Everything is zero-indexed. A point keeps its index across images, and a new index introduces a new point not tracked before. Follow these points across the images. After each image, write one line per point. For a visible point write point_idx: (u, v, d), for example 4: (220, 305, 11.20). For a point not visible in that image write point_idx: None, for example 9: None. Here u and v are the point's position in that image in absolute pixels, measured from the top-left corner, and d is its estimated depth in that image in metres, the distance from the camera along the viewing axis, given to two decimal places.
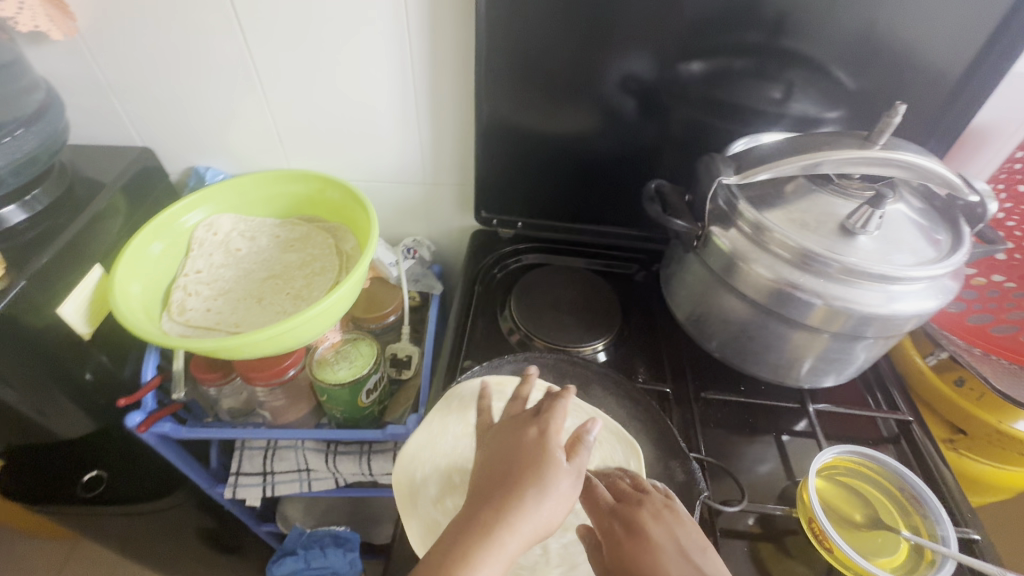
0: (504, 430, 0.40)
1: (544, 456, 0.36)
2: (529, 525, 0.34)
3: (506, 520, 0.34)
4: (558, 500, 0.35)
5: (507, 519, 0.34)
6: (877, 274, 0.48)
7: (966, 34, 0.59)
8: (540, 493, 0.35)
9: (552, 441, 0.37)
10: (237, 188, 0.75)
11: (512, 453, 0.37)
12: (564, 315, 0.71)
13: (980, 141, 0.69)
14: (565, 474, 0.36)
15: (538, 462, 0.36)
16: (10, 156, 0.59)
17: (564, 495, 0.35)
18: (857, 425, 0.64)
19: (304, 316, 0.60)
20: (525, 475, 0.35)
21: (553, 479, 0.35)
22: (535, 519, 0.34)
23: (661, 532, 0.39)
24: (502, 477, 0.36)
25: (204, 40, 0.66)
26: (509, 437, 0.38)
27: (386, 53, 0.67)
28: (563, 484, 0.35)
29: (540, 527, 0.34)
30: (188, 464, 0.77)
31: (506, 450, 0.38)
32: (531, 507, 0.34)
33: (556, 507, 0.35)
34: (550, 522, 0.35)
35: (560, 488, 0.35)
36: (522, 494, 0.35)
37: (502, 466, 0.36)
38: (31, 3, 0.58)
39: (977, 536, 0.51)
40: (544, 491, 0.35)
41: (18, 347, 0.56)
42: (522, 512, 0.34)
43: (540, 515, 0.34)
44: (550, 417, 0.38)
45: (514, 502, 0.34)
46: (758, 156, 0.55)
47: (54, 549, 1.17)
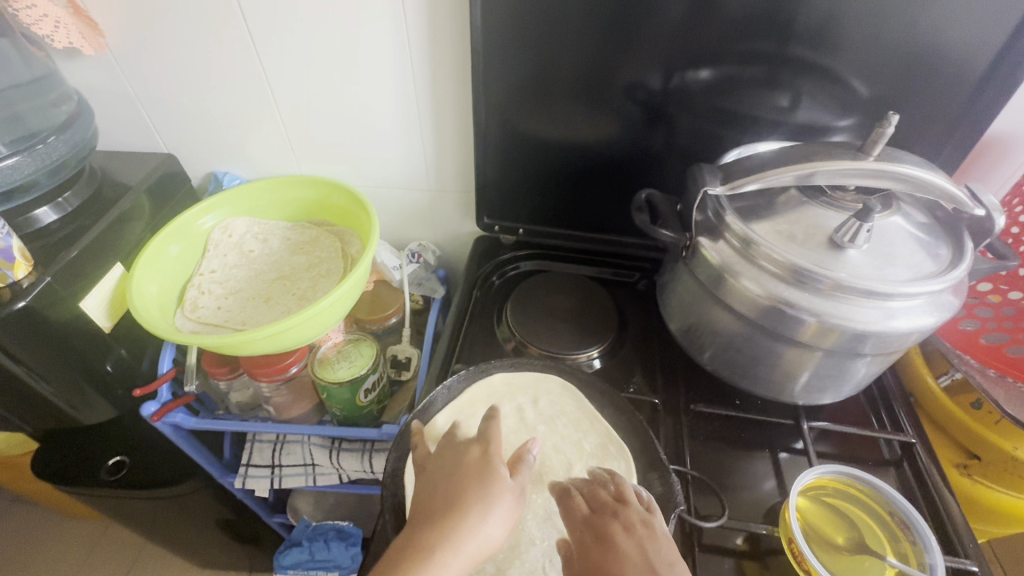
0: (451, 457, 0.45)
1: (488, 475, 0.42)
2: (474, 541, 0.38)
3: (452, 538, 0.38)
4: (501, 517, 0.40)
5: (454, 537, 0.38)
6: (868, 290, 0.46)
7: (983, 40, 0.56)
8: (484, 510, 0.40)
9: (495, 459, 0.43)
10: (251, 193, 0.79)
11: (459, 475, 0.42)
12: (559, 322, 0.71)
13: (1002, 152, 0.66)
14: (508, 492, 0.41)
15: (482, 481, 0.41)
16: (42, 163, 0.64)
17: (506, 512, 0.40)
18: (859, 446, 0.61)
19: (303, 316, 0.62)
20: (470, 493, 0.40)
21: (495, 496, 0.40)
22: (479, 535, 0.39)
23: (632, 545, 0.40)
24: (450, 496, 0.40)
25: (222, 53, 0.70)
26: (456, 459, 0.44)
27: (391, 62, 0.69)
28: (504, 501, 0.41)
29: (482, 544, 0.38)
30: (201, 454, 0.81)
31: (453, 475, 0.42)
32: (476, 525, 0.39)
33: (497, 523, 0.40)
34: (493, 541, 0.39)
35: (504, 504, 0.41)
36: (467, 514, 0.39)
37: (448, 487, 0.41)
38: (65, 22, 0.63)
39: (975, 568, 0.49)
40: (488, 509, 0.40)
41: (42, 338, 0.60)
42: (467, 529, 0.38)
43: (483, 534, 0.39)
44: (492, 439, 0.45)
45: (461, 518, 0.39)
46: (750, 165, 0.54)
47: (89, 530, 1.25)
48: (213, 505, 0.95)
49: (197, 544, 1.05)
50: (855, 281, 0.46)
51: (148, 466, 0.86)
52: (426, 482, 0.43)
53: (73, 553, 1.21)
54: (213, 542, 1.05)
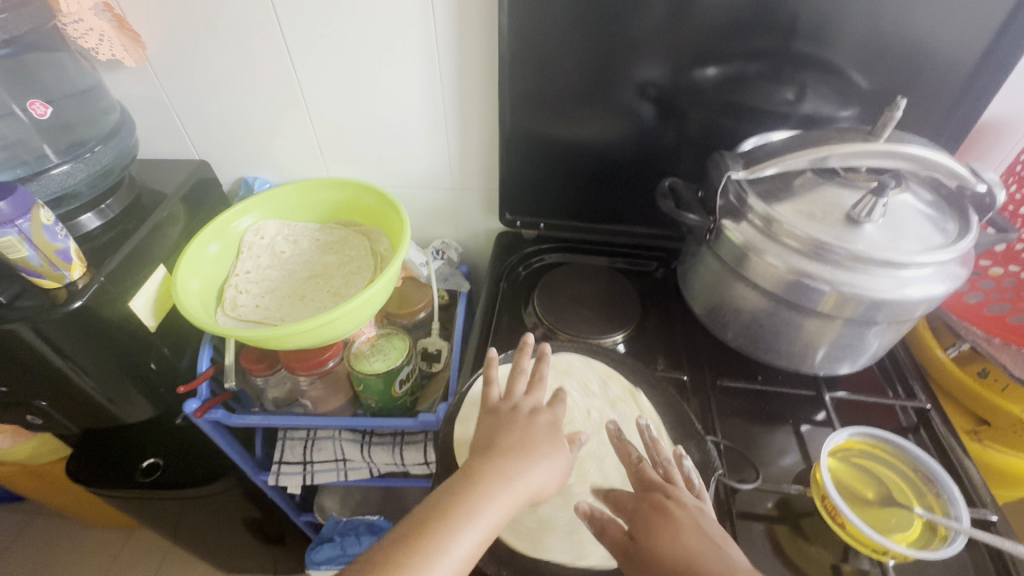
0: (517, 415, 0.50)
1: (557, 438, 0.48)
2: (540, 478, 0.45)
3: (524, 473, 0.44)
4: (558, 471, 0.47)
5: (525, 472, 0.45)
6: (883, 261, 0.50)
7: (975, 30, 0.61)
8: (550, 461, 0.46)
9: (561, 431, 0.49)
10: (282, 196, 0.82)
11: (526, 429, 0.48)
12: (584, 309, 0.75)
13: (995, 136, 0.70)
14: (566, 458, 0.48)
15: (550, 441, 0.47)
16: (91, 170, 0.67)
17: (561, 469, 0.47)
18: (876, 414, 0.65)
19: (344, 308, 0.65)
20: (543, 446, 0.47)
21: (558, 455, 0.47)
22: (542, 481, 0.45)
23: (687, 517, 0.43)
24: (525, 441, 0.47)
25: (256, 63, 0.73)
26: (525, 420, 0.49)
27: (419, 68, 0.72)
28: (562, 462, 0.47)
29: (542, 486, 0.45)
30: (237, 451, 0.83)
31: (521, 427, 0.48)
32: (542, 471, 0.45)
33: (556, 474, 0.46)
34: (548, 487, 0.46)
35: (563, 462, 0.47)
36: (537, 458, 0.46)
37: (521, 434, 0.47)
38: (109, 35, 0.67)
39: (994, 518, 0.52)
40: (551, 461, 0.46)
41: (95, 336, 0.63)
42: (535, 472, 0.45)
43: (546, 476, 0.46)
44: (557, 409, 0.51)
45: (533, 460, 0.45)
46: (767, 152, 0.58)
47: (112, 538, 1.26)
48: (244, 505, 0.96)
49: (225, 546, 1.06)
50: (872, 252, 0.50)
51: (183, 466, 0.87)
52: (493, 427, 0.49)
53: (97, 561, 1.22)
54: (241, 544, 1.06)
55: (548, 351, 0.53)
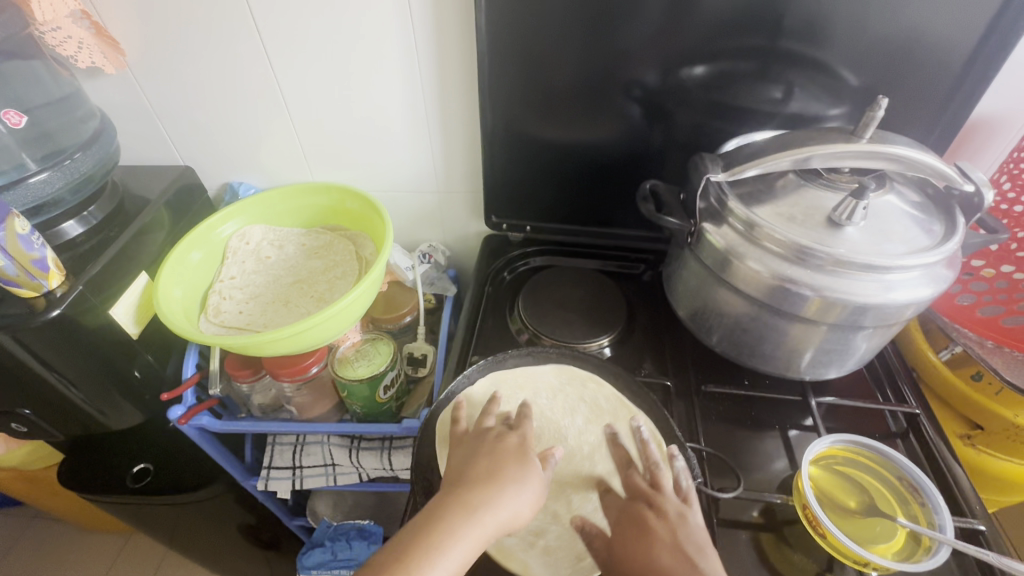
0: (487, 443, 0.51)
1: (525, 460, 0.48)
2: (509, 506, 0.44)
3: (492, 501, 0.44)
4: (532, 498, 0.46)
5: (493, 502, 0.44)
6: (866, 265, 0.49)
7: (965, 25, 0.59)
8: (519, 486, 0.46)
9: (529, 449, 0.50)
10: (267, 201, 0.82)
11: (495, 453, 0.49)
12: (569, 313, 0.74)
13: (988, 133, 0.69)
14: (539, 480, 0.48)
15: (520, 464, 0.47)
16: (70, 178, 0.67)
17: (535, 494, 0.47)
18: (865, 419, 0.63)
19: (324, 315, 0.64)
20: (510, 471, 0.47)
21: (530, 478, 0.47)
22: (513, 507, 0.44)
23: (666, 530, 0.44)
24: (491, 468, 0.47)
25: (238, 68, 0.73)
26: (494, 445, 0.50)
27: (399, 71, 0.72)
28: (535, 485, 0.47)
29: (512, 515, 0.44)
30: (225, 457, 0.83)
31: (491, 455, 0.48)
32: (512, 496, 0.45)
33: (526, 502, 0.46)
34: (521, 516, 0.45)
35: (535, 485, 0.47)
36: (506, 485, 0.45)
37: (489, 462, 0.48)
38: (88, 42, 0.67)
39: (983, 527, 0.51)
40: (522, 486, 0.46)
41: (76, 344, 0.63)
42: (505, 498, 0.44)
43: (516, 504, 0.45)
44: (525, 432, 0.52)
45: (501, 489, 0.45)
46: (748, 153, 0.57)
47: (109, 543, 1.27)
48: (235, 510, 0.96)
49: (219, 551, 1.06)
50: (854, 256, 0.48)
51: (173, 472, 0.87)
52: (462, 459, 0.49)
53: (94, 565, 1.23)
54: (235, 549, 1.06)
55: (499, 395, 0.56)
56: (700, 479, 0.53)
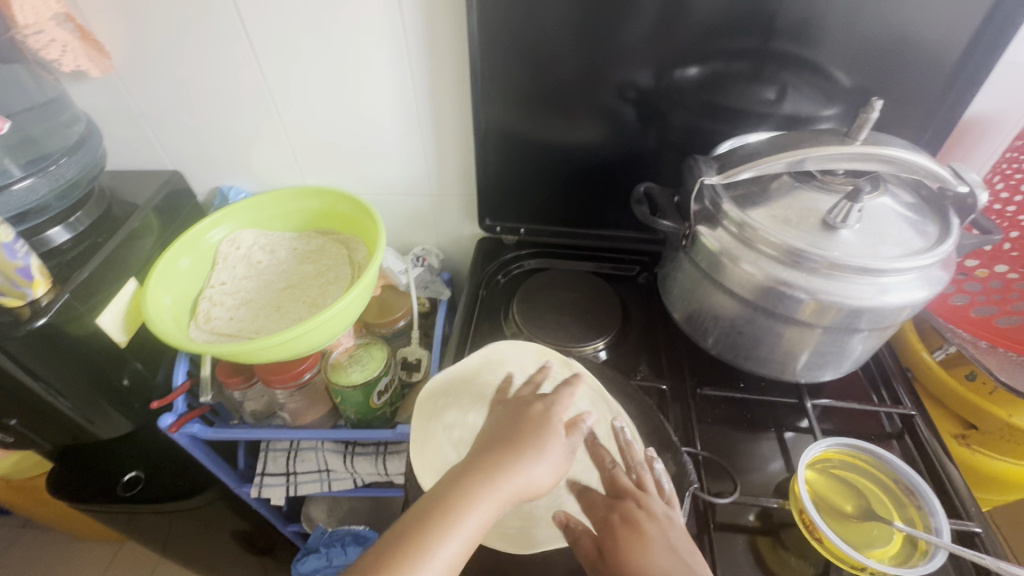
0: (514, 412, 0.49)
1: (548, 428, 0.46)
2: (526, 473, 0.43)
3: (509, 468, 0.42)
4: (553, 465, 0.44)
5: (510, 468, 0.43)
6: (861, 268, 0.48)
7: (958, 25, 0.59)
8: (538, 454, 0.44)
9: (555, 417, 0.47)
10: (258, 206, 0.81)
11: (519, 421, 0.47)
12: (564, 317, 0.73)
13: (981, 134, 0.69)
14: (563, 446, 0.45)
15: (542, 431, 0.45)
16: (55, 184, 0.66)
17: (557, 461, 0.45)
18: (860, 421, 0.63)
19: (316, 320, 0.63)
20: (530, 439, 0.45)
21: (551, 445, 0.45)
22: (531, 473, 0.43)
23: (657, 531, 0.43)
24: (511, 436, 0.45)
25: (227, 69, 0.72)
26: (520, 413, 0.48)
27: (391, 72, 0.71)
28: (557, 452, 0.45)
29: (531, 482, 0.43)
30: (217, 464, 0.82)
31: (513, 422, 0.47)
32: (530, 463, 0.43)
33: (546, 470, 0.44)
34: (541, 483, 0.43)
35: (557, 453, 0.45)
36: (523, 452, 0.44)
37: (510, 429, 0.46)
38: (72, 46, 0.66)
39: (978, 529, 0.51)
40: (543, 453, 0.44)
41: (62, 354, 0.61)
42: (523, 464, 0.43)
43: (534, 473, 0.43)
44: (555, 401, 0.48)
45: (519, 455, 0.43)
46: (742, 155, 0.57)
47: (102, 550, 1.26)
48: (228, 517, 0.95)
49: (213, 559, 1.05)
50: (849, 259, 0.48)
51: (165, 480, 0.86)
52: (489, 426, 0.49)
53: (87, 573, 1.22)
54: (229, 556, 1.05)
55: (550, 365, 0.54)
56: (696, 484, 0.52)
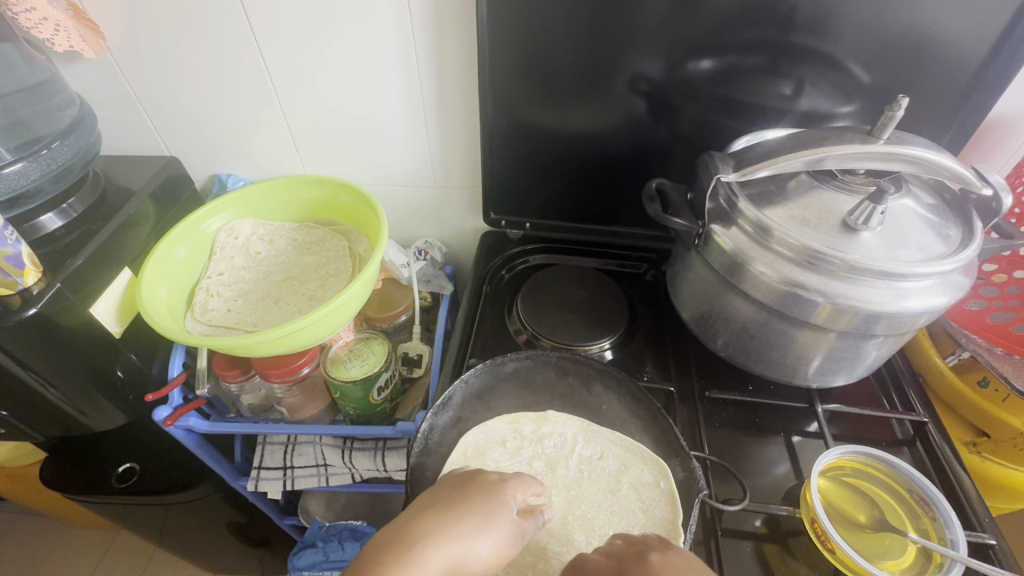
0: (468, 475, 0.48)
1: (496, 499, 0.44)
2: (460, 544, 0.40)
3: (440, 536, 0.40)
4: (493, 539, 0.42)
5: (442, 534, 0.40)
6: (881, 272, 0.47)
7: (986, 21, 0.57)
8: (479, 525, 0.42)
9: (508, 490, 0.46)
10: (257, 195, 0.79)
11: (469, 484, 0.45)
12: (570, 315, 0.72)
13: (1002, 134, 0.67)
14: (511, 525, 0.43)
15: (489, 502, 0.44)
16: (48, 168, 0.64)
17: (498, 538, 0.42)
18: (870, 427, 0.62)
19: (315, 315, 0.61)
20: (476, 507, 0.43)
21: (496, 517, 0.43)
22: (467, 545, 0.40)
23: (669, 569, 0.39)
24: (454, 499, 0.43)
25: (224, 52, 0.70)
26: (473, 475, 0.47)
27: (395, 58, 0.69)
28: (502, 528, 0.43)
29: (464, 555, 0.40)
30: (214, 459, 0.80)
31: (463, 485, 0.45)
32: (469, 534, 0.41)
33: (486, 545, 0.41)
34: (476, 560, 0.40)
35: (501, 527, 0.42)
36: (464, 517, 0.42)
37: (453, 492, 0.44)
38: (65, 25, 0.64)
39: (993, 541, 0.50)
40: (485, 526, 0.42)
41: (52, 346, 0.59)
42: (459, 534, 0.40)
43: (470, 544, 0.40)
44: (517, 479, 0.47)
45: (458, 522, 0.41)
46: (760, 152, 0.55)
47: (96, 537, 1.25)
48: (225, 509, 0.94)
49: (210, 549, 1.04)
50: (869, 262, 0.46)
51: (160, 473, 0.85)
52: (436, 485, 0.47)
53: (83, 560, 1.21)
54: (224, 547, 1.04)
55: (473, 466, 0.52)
56: (706, 490, 0.51)
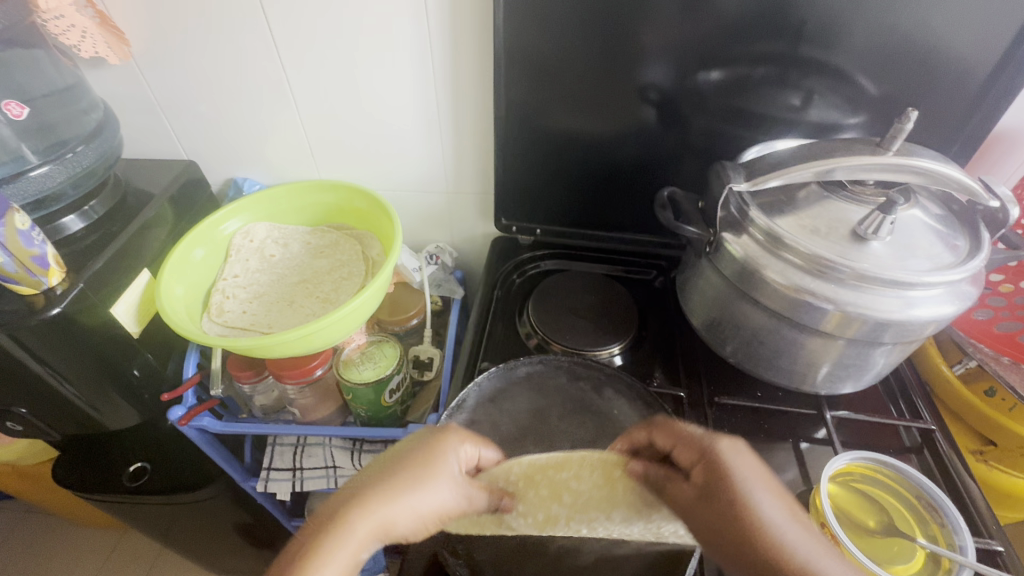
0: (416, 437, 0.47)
1: (438, 465, 0.45)
2: (399, 510, 0.42)
3: (377, 508, 0.41)
4: (433, 501, 0.43)
5: (379, 507, 0.41)
6: (890, 280, 0.48)
7: (993, 37, 0.58)
8: (420, 489, 0.43)
9: (451, 454, 0.46)
10: (272, 199, 0.80)
11: (414, 449, 0.45)
12: (581, 320, 0.73)
13: (1008, 146, 0.68)
14: (454, 483, 0.45)
15: (430, 468, 0.44)
16: (72, 171, 0.66)
17: (440, 499, 0.44)
18: (877, 434, 0.63)
19: (331, 317, 0.62)
20: (417, 474, 0.43)
21: (438, 481, 0.44)
22: (407, 509, 0.42)
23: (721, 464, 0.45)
24: (396, 468, 0.44)
25: (244, 59, 0.71)
26: (418, 440, 0.47)
27: (411, 65, 0.70)
28: (444, 488, 0.44)
29: (403, 520, 0.42)
30: (226, 459, 0.81)
31: (407, 450, 0.45)
32: (408, 499, 0.42)
33: (426, 507, 0.43)
34: (416, 522, 0.42)
35: (441, 488, 0.44)
36: (403, 488, 0.42)
37: (396, 459, 0.45)
38: (91, 32, 0.65)
39: (1000, 548, 0.50)
40: (425, 490, 0.43)
41: (73, 345, 0.61)
42: (397, 501, 0.42)
43: (411, 507, 0.42)
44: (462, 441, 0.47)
45: (397, 491, 0.42)
46: (771, 162, 0.56)
47: (103, 537, 1.25)
48: (234, 510, 0.95)
49: (217, 550, 1.05)
50: (878, 271, 0.47)
51: (172, 472, 0.86)
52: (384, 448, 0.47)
53: (90, 559, 1.22)
54: (232, 548, 1.05)
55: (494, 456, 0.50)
56: None
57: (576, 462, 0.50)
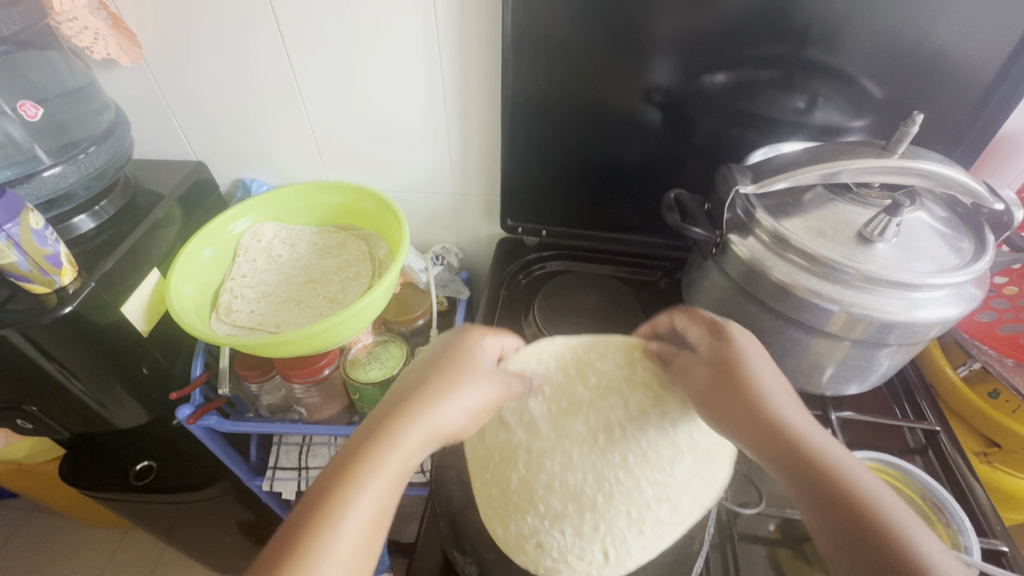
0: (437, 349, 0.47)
1: (473, 363, 0.46)
2: (449, 408, 0.41)
3: (427, 408, 0.41)
4: (477, 394, 0.44)
5: (429, 407, 0.41)
6: (895, 282, 0.48)
7: (997, 41, 0.59)
8: (462, 386, 0.43)
9: (479, 352, 0.47)
10: (280, 199, 0.81)
11: (444, 356, 0.45)
12: (586, 321, 0.73)
13: (1011, 150, 0.69)
14: (489, 376, 0.46)
15: (466, 364, 0.45)
16: (84, 171, 0.66)
17: (483, 389, 0.45)
18: (882, 434, 0.63)
19: (339, 316, 0.63)
20: (456, 372, 0.44)
21: (477, 376, 0.45)
22: (455, 405, 0.42)
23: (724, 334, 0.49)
24: (431, 374, 0.43)
25: (253, 59, 0.72)
26: (444, 348, 0.47)
27: (419, 67, 0.71)
28: (483, 380, 0.45)
29: (455, 416, 0.42)
30: (231, 457, 0.81)
31: (435, 360, 0.45)
32: (456, 394, 0.43)
33: (471, 398, 0.43)
34: (466, 416, 0.43)
35: (482, 381, 0.45)
36: (449, 386, 0.43)
37: (429, 366, 0.44)
38: (104, 33, 0.66)
39: (1005, 548, 0.51)
40: (467, 385, 0.44)
41: (85, 345, 0.61)
42: (446, 397, 0.42)
43: (457, 403, 0.42)
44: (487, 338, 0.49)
45: (443, 392, 0.42)
46: (777, 165, 0.56)
47: (108, 536, 1.26)
48: (238, 508, 0.95)
49: (221, 549, 1.05)
50: (884, 273, 0.48)
51: (178, 471, 0.86)
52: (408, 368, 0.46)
53: (94, 558, 1.22)
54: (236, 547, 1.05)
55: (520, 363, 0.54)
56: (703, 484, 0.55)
57: (601, 344, 0.55)
